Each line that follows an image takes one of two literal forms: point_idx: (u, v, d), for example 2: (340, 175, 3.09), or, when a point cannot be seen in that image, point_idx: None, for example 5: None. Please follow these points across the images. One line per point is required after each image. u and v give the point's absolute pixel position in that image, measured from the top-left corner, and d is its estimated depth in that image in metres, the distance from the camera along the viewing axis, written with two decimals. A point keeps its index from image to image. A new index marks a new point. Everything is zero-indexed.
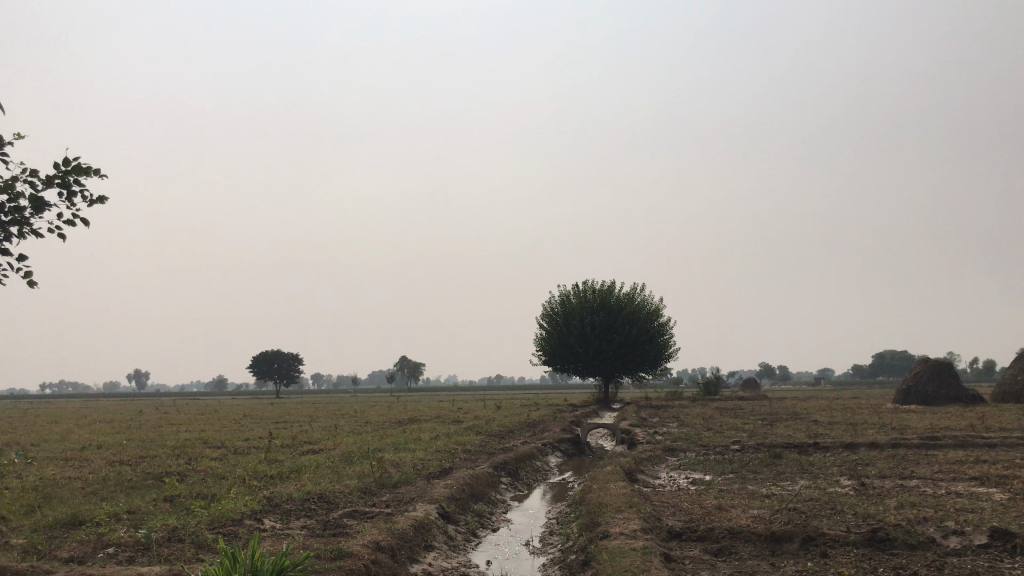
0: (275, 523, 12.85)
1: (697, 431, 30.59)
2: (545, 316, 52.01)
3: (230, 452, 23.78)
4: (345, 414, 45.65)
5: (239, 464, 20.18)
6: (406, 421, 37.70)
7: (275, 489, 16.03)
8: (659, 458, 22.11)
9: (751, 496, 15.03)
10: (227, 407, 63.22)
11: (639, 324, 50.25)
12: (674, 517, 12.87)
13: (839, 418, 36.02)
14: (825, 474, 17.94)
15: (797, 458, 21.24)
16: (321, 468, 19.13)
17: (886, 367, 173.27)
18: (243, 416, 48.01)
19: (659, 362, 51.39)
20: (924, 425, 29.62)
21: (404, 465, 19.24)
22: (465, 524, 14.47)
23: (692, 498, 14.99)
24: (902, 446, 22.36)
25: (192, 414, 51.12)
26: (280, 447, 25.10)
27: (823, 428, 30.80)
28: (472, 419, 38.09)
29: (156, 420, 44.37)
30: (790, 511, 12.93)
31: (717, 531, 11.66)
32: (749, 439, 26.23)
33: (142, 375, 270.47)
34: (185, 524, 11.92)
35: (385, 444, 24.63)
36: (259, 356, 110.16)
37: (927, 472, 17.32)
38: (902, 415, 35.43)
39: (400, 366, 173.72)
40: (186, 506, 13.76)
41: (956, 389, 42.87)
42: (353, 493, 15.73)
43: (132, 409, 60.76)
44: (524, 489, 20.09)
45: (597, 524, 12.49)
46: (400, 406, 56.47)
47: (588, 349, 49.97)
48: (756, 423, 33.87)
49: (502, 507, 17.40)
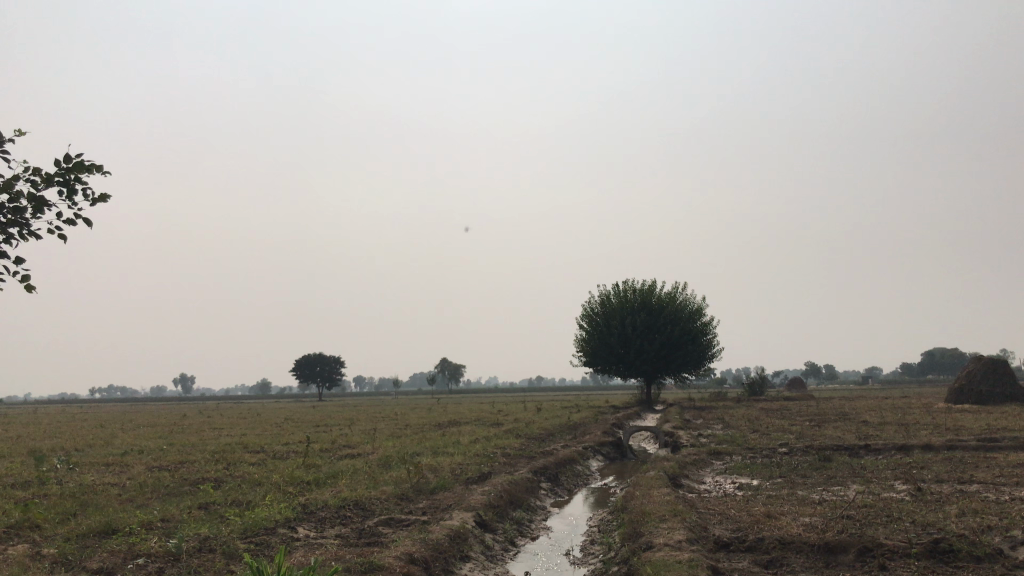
0: (310, 532, 12.58)
1: (742, 433, 29.84)
2: (585, 317, 51.47)
3: (269, 457, 23.68)
4: (384, 417, 45.47)
5: (277, 469, 20.03)
6: (446, 424, 37.38)
7: (311, 495, 15.82)
8: (703, 461, 21.49)
9: (802, 503, 14.41)
10: (269, 411, 63.52)
11: (682, 324, 49.46)
12: (721, 526, 12.32)
13: (891, 418, 34.91)
14: (878, 478, 17.20)
15: (849, 461, 20.46)
16: (359, 474, 18.83)
17: (935, 366, 169.40)
18: (285, 419, 48.08)
19: (702, 362, 50.56)
20: (980, 426, 28.54)
21: (442, 470, 18.88)
22: (504, 533, 14.08)
23: (739, 505, 14.42)
24: (960, 448, 21.43)
25: (235, 418, 51.38)
26: (319, 451, 24.97)
27: (874, 429, 29.86)
28: (513, 421, 37.76)
29: (199, 424, 44.59)
30: (844, 519, 12.31)
31: (767, 541, 11.11)
32: (797, 441, 25.48)
33: (188, 380, 274.66)
34: (217, 534, 11.67)
35: (424, 448, 24.31)
36: (302, 359, 111.05)
37: (987, 477, 16.49)
38: (955, 416, 34.29)
39: (441, 368, 174.02)
40: (220, 513, 13.56)
41: (1012, 389, 41.39)
42: (389, 499, 15.41)
43: (176, 414, 61.34)
44: (565, 495, 19.63)
45: (640, 534, 11.98)
46: (440, 408, 56.27)
47: (630, 349, 49.29)
48: (804, 425, 32.99)
49: (542, 513, 16.99)
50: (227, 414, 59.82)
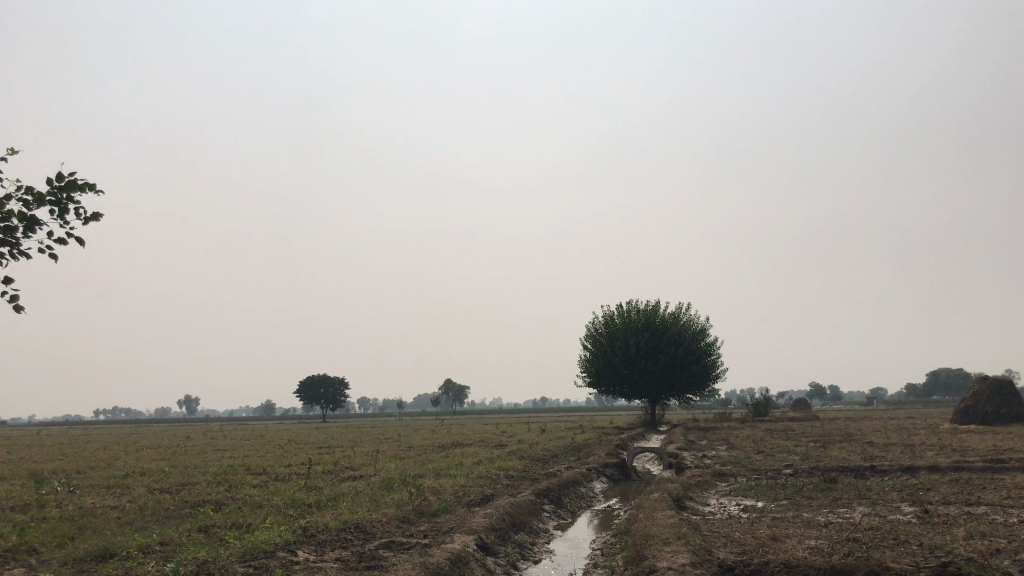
0: (309, 555, 12.47)
1: (747, 454, 29.60)
2: (589, 337, 51.29)
3: (270, 479, 23.57)
4: (387, 438, 45.31)
5: (278, 491, 19.90)
6: (448, 445, 37.21)
7: (311, 518, 15.69)
8: (707, 482, 21.32)
9: (807, 525, 14.26)
10: (271, 432, 63.22)
11: (685, 344, 49.31)
12: (725, 549, 12.18)
13: (896, 439, 34.71)
14: (884, 500, 17.03)
15: (854, 482, 20.29)
16: (360, 496, 18.72)
17: (940, 386, 168.72)
18: (288, 441, 47.84)
19: (706, 383, 50.36)
20: (986, 447, 28.33)
21: (444, 492, 18.74)
22: (506, 556, 13.94)
23: (743, 528, 14.25)
24: (966, 469, 21.25)
25: (237, 439, 51.25)
26: (321, 473, 24.82)
27: (878, 450, 29.73)
28: (516, 442, 37.58)
29: (202, 445, 44.49)
30: (850, 542, 12.16)
31: (773, 565, 10.96)
32: (802, 463, 25.22)
33: (193, 401, 273.29)
34: (216, 557, 11.56)
35: (426, 470, 24.17)
36: (306, 380, 110.74)
37: (994, 498, 16.32)
38: (962, 436, 34.09)
39: (444, 389, 173.24)
40: (220, 537, 13.45)
41: (1018, 409, 41.12)
42: (391, 522, 15.27)
43: (177, 435, 61.06)
44: (568, 517, 19.47)
45: (643, 558, 11.84)
46: (443, 429, 55.96)
47: (634, 370, 49.08)
48: (809, 446, 32.77)
49: (544, 536, 16.84)
50: (230, 435, 59.60)
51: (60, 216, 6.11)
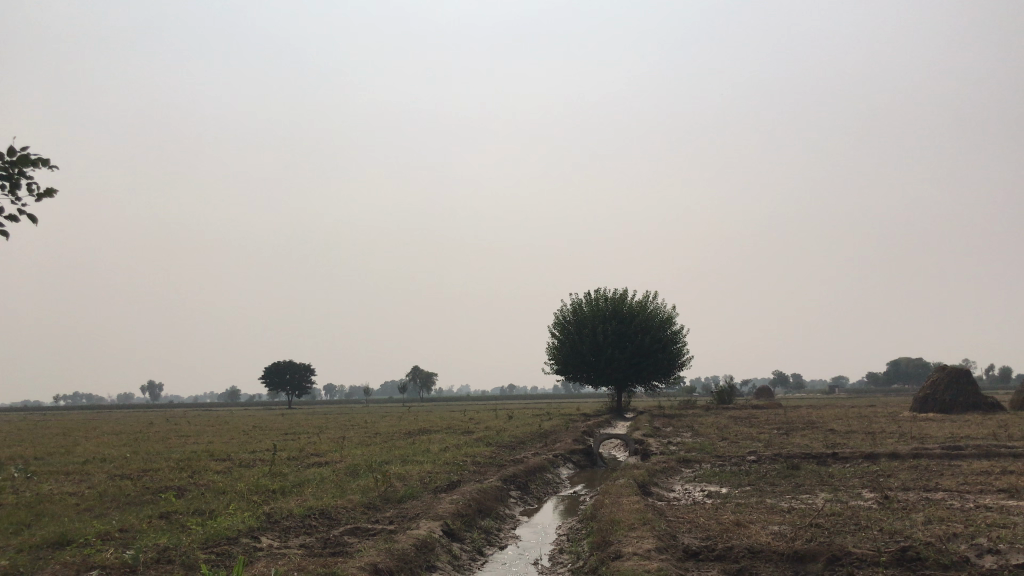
0: (273, 541, 12.34)
1: (712, 441, 29.91)
2: (557, 325, 51.39)
3: (234, 465, 23.29)
4: (353, 425, 45.07)
5: (242, 477, 19.67)
6: (415, 432, 37.05)
7: (276, 504, 15.53)
8: (672, 469, 21.46)
9: (770, 511, 14.42)
10: (236, 418, 62.55)
11: (652, 332, 49.58)
12: (690, 534, 12.27)
13: (857, 426, 35.31)
14: (845, 487, 17.24)
15: (816, 469, 20.58)
16: (325, 482, 18.58)
17: (901, 375, 171.91)
18: (254, 427, 47.35)
19: (672, 370, 50.73)
20: (945, 434, 28.88)
21: (410, 479, 18.68)
22: (471, 542, 13.91)
23: (708, 513, 14.36)
24: (925, 456, 21.65)
25: (203, 425, 50.72)
26: (286, 459, 24.60)
27: (840, 437, 30.20)
28: (483, 429, 37.59)
29: (166, 432, 43.86)
30: (812, 528, 12.30)
31: (736, 550, 11.04)
32: (765, 450, 25.49)
33: (156, 387, 269.52)
34: (177, 544, 11.39)
35: (393, 456, 24.04)
36: (271, 367, 109.89)
37: (952, 484, 16.62)
38: (920, 424, 34.75)
39: (412, 376, 172.63)
40: (181, 523, 13.26)
41: (975, 397, 41.98)
42: (356, 508, 15.16)
43: (142, 420, 60.22)
44: (534, 503, 19.52)
45: (609, 543, 11.87)
46: (411, 416, 55.78)
47: (601, 358, 49.29)
48: (772, 433, 33.19)
49: (510, 522, 16.83)
50: (193, 421, 58.83)
51: (11, 191, 5.91)
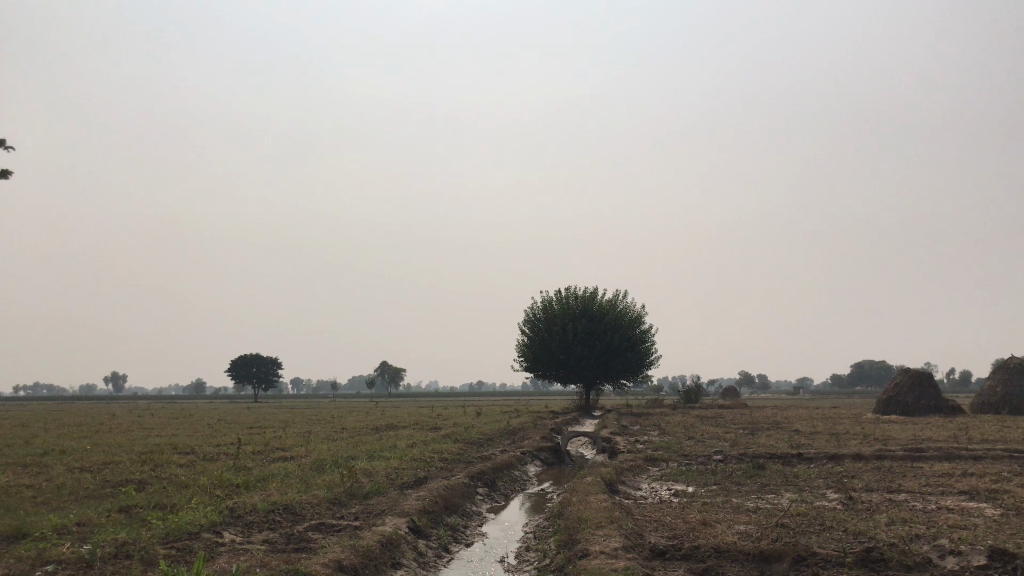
0: (236, 537, 12.13)
1: (678, 440, 30.08)
2: (527, 322, 51.35)
3: (198, 459, 22.95)
4: (320, 420, 44.68)
5: (205, 472, 19.34)
6: (382, 427, 36.78)
7: (239, 498, 15.32)
8: (640, 467, 21.51)
9: (736, 510, 14.48)
10: (201, 411, 61.73)
11: (622, 331, 49.77)
12: (657, 533, 12.27)
13: (822, 427, 35.66)
14: (810, 487, 17.40)
15: (781, 469, 20.76)
16: (290, 477, 18.33)
17: (865, 378, 174.45)
18: (219, 420, 46.73)
19: (640, 369, 50.96)
20: (907, 436, 29.26)
21: (376, 475, 18.49)
22: (437, 539, 13.81)
23: (674, 513, 14.38)
24: (887, 458, 21.92)
25: (167, 418, 49.94)
26: (251, 453, 24.31)
27: (805, 438, 30.48)
28: (451, 426, 37.49)
29: (128, 424, 43.14)
30: (778, 528, 12.36)
31: (702, 550, 11.06)
32: (731, 449, 25.65)
33: (119, 378, 265.51)
34: (137, 539, 11.15)
35: (359, 452, 23.84)
36: (238, 360, 108.75)
37: (915, 486, 16.84)
38: (883, 426, 35.23)
39: (380, 372, 171.83)
40: (141, 517, 13.01)
41: (936, 400, 42.65)
42: (321, 504, 14.98)
43: (105, 412, 59.32)
44: (501, 500, 19.46)
45: (576, 542, 11.82)
46: (378, 411, 55.44)
47: (570, 355, 49.36)
48: (739, 433, 33.42)
49: (477, 520, 16.73)
50: (157, 414, 58.03)
51: None
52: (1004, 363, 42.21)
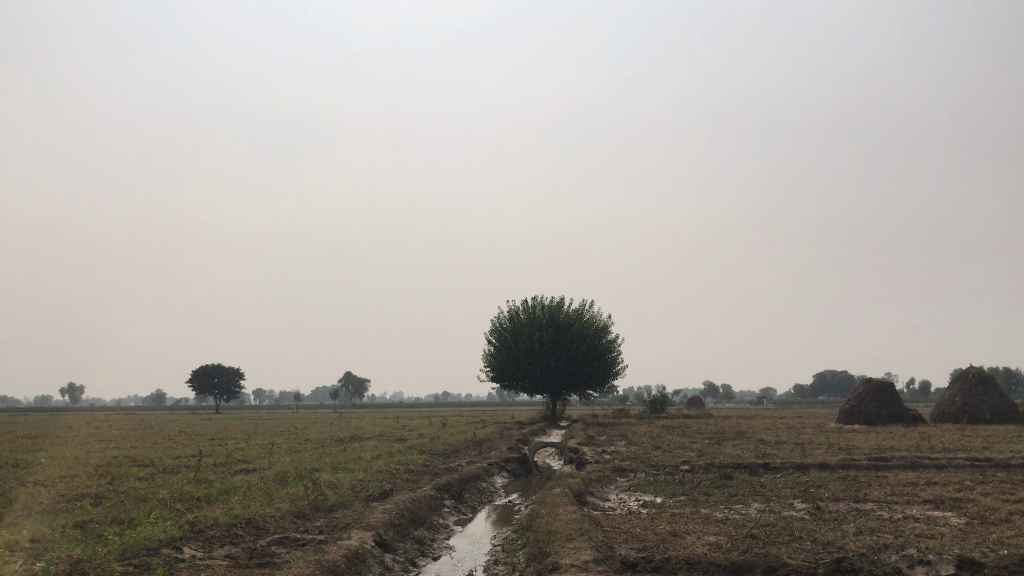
0: (196, 552, 11.79)
1: (645, 450, 30.07)
2: (493, 332, 51.15)
3: (158, 472, 22.41)
4: (283, 431, 44.03)
5: (164, 485, 18.86)
6: (347, 439, 36.31)
7: (200, 512, 14.91)
8: (608, 478, 21.45)
9: (705, 521, 14.42)
10: (162, 422, 60.48)
11: (588, 340, 49.79)
12: (626, 545, 12.16)
13: (786, 437, 35.91)
14: (778, 497, 17.43)
15: (748, 478, 20.79)
16: (253, 490, 17.94)
17: (826, 388, 176.86)
18: (178, 432, 45.78)
19: (607, 379, 51.00)
20: (871, 446, 29.54)
21: (341, 487, 18.17)
22: (404, 553, 13.57)
23: (644, 524, 14.30)
24: (853, 467, 22.06)
25: (126, 429, 48.87)
26: (212, 465, 23.83)
27: (770, 447, 30.66)
28: (417, 436, 37.15)
29: (85, 436, 42.08)
30: (748, 538, 12.31)
31: (673, 562, 10.96)
32: (698, 459, 25.70)
33: (77, 389, 259.94)
34: (92, 555, 10.77)
35: (324, 464, 23.47)
36: (199, 370, 107.13)
37: (881, 495, 16.94)
38: (847, 436, 35.57)
39: (344, 382, 170.22)
40: (97, 533, 12.60)
41: (898, 410, 43.18)
42: (285, 518, 14.66)
43: (61, 424, 57.84)
44: (468, 512, 19.24)
45: (546, 554, 11.66)
46: (342, 422, 54.85)
47: (537, 365, 49.24)
48: (705, 443, 33.54)
49: (444, 532, 16.51)
50: (115, 425, 56.71)
51: None
52: (963, 374, 42.91)
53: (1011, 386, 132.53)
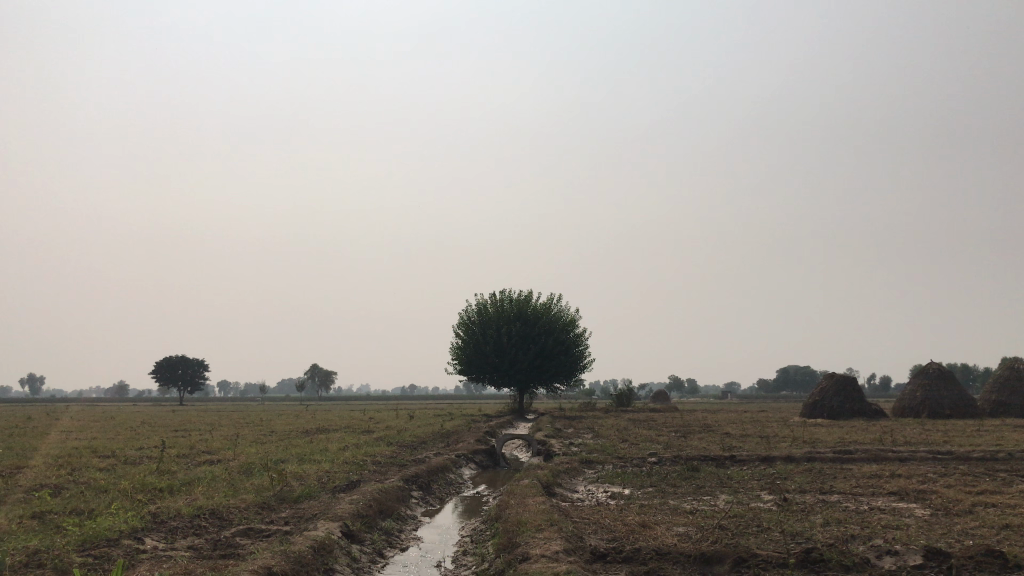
0: (158, 543, 11.51)
1: (612, 443, 30.17)
2: (462, 325, 50.95)
3: (119, 462, 21.98)
4: (248, 423, 43.46)
5: (126, 475, 18.49)
6: (313, 431, 35.92)
7: (162, 503, 14.62)
8: (576, 470, 21.44)
9: (674, 512, 14.43)
10: (122, 414, 59.40)
11: (556, 334, 49.85)
12: (597, 536, 12.11)
13: (751, 430, 36.22)
14: (744, 488, 17.52)
15: (715, 471, 20.89)
16: (217, 481, 17.66)
17: (789, 383, 179.35)
18: (141, 422, 45.07)
19: (574, 372, 51.11)
20: (834, 439, 29.93)
21: (308, 478, 17.96)
22: (371, 544, 13.41)
23: (613, 515, 14.29)
24: (818, 460, 22.28)
25: (88, 420, 47.93)
26: (175, 456, 23.45)
27: (736, 440, 30.94)
28: (384, 428, 36.89)
29: (46, 426, 41.25)
30: (718, 530, 12.32)
31: (644, 552, 10.93)
32: (665, 452, 25.81)
33: (35, 378, 254.90)
34: (50, 546, 10.49)
35: (289, 455, 23.18)
36: (163, 361, 105.53)
37: (846, 487, 17.08)
38: (811, 429, 35.95)
39: (309, 374, 168.89)
40: (55, 524, 12.27)
41: (860, 404, 43.76)
42: (249, 509, 14.41)
43: (19, 415, 56.56)
44: (436, 503, 19.10)
45: (516, 544, 11.59)
46: (309, 415, 54.26)
47: (505, 358, 49.16)
48: (671, 436, 33.67)
49: (412, 524, 16.39)
50: (74, 417, 55.69)
51: None
52: (925, 369, 43.59)
53: (968, 380, 135.25)
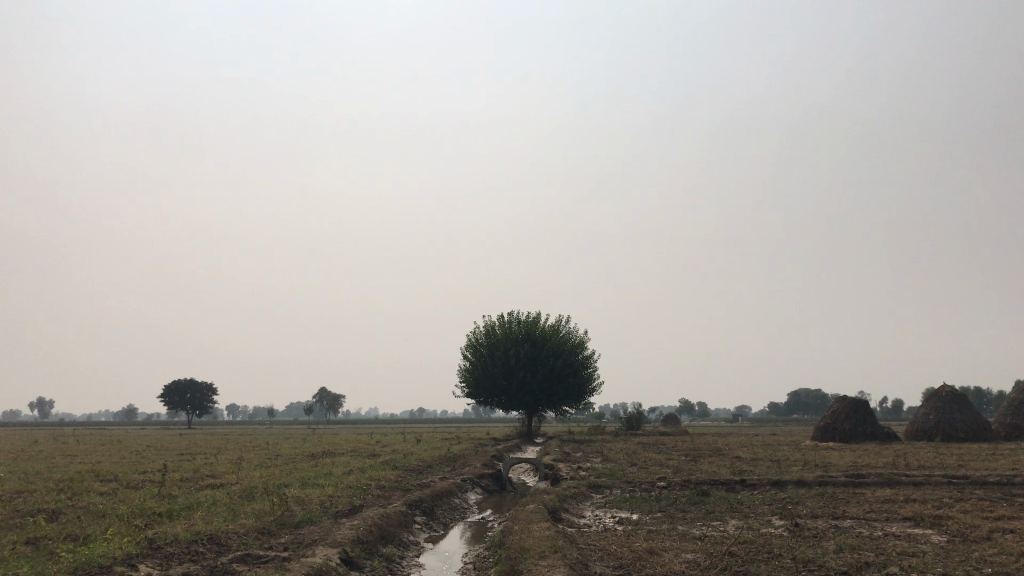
0: (152, 570, 11.22)
1: (621, 467, 29.74)
2: (470, 347, 50.65)
3: (121, 486, 21.72)
4: (255, 446, 43.14)
5: (126, 500, 18.21)
6: (319, 454, 35.60)
7: (160, 528, 14.35)
8: (583, 494, 21.07)
9: (682, 538, 14.07)
10: (130, 437, 59.19)
11: (565, 357, 49.47)
12: (602, 563, 11.79)
13: (761, 454, 35.77)
14: (755, 513, 17.14)
15: (724, 495, 20.48)
16: (218, 506, 17.38)
17: (800, 406, 178.00)
18: (146, 446, 44.72)
19: (583, 395, 50.64)
20: (846, 462, 29.44)
21: (309, 503, 17.67)
22: (371, 571, 13.07)
23: (619, 540, 13.95)
24: (830, 484, 21.85)
25: (92, 445, 47.52)
26: (178, 481, 23.17)
27: (746, 464, 30.51)
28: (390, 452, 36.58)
29: (52, 450, 40.99)
30: (727, 556, 11.96)
31: None
32: (673, 476, 25.40)
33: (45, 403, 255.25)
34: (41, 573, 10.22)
35: (293, 479, 22.86)
36: (172, 386, 105.39)
37: (859, 512, 16.67)
38: (823, 453, 35.45)
39: (318, 398, 168.56)
40: (50, 550, 12.01)
41: (872, 427, 43.15)
42: (249, 534, 14.13)
43: (26, 438, 56.33)
44: (440, 529, 18.76)
45: (518, 571, 11.29)
46: (315, 438, 53.95)
47: (513, 381, 48.80)
48: (681, 460, 33.23)
49: (414, 549, 16.06)
50: (82, 441, 55.42)
51: None
52: (938, 392, 43.02)
53: (981, 404, 133.68)
